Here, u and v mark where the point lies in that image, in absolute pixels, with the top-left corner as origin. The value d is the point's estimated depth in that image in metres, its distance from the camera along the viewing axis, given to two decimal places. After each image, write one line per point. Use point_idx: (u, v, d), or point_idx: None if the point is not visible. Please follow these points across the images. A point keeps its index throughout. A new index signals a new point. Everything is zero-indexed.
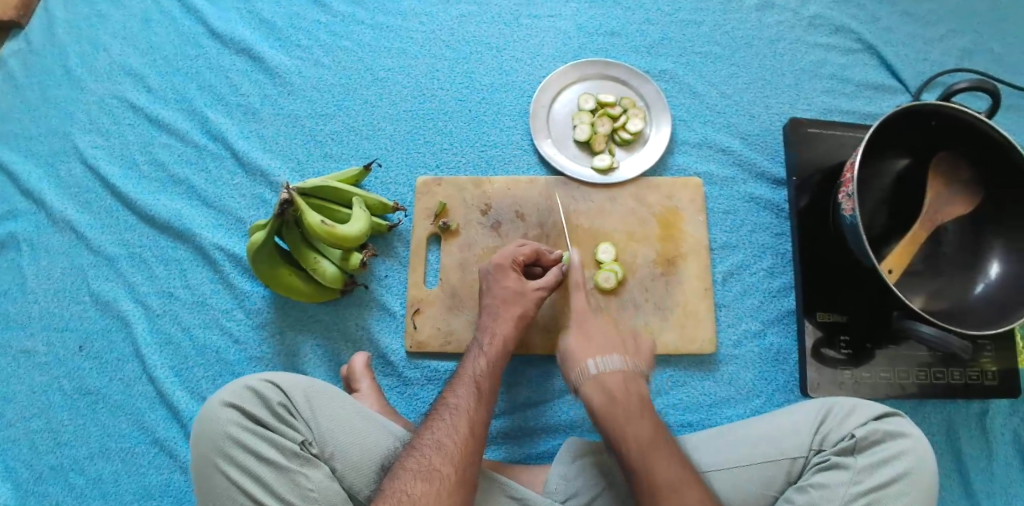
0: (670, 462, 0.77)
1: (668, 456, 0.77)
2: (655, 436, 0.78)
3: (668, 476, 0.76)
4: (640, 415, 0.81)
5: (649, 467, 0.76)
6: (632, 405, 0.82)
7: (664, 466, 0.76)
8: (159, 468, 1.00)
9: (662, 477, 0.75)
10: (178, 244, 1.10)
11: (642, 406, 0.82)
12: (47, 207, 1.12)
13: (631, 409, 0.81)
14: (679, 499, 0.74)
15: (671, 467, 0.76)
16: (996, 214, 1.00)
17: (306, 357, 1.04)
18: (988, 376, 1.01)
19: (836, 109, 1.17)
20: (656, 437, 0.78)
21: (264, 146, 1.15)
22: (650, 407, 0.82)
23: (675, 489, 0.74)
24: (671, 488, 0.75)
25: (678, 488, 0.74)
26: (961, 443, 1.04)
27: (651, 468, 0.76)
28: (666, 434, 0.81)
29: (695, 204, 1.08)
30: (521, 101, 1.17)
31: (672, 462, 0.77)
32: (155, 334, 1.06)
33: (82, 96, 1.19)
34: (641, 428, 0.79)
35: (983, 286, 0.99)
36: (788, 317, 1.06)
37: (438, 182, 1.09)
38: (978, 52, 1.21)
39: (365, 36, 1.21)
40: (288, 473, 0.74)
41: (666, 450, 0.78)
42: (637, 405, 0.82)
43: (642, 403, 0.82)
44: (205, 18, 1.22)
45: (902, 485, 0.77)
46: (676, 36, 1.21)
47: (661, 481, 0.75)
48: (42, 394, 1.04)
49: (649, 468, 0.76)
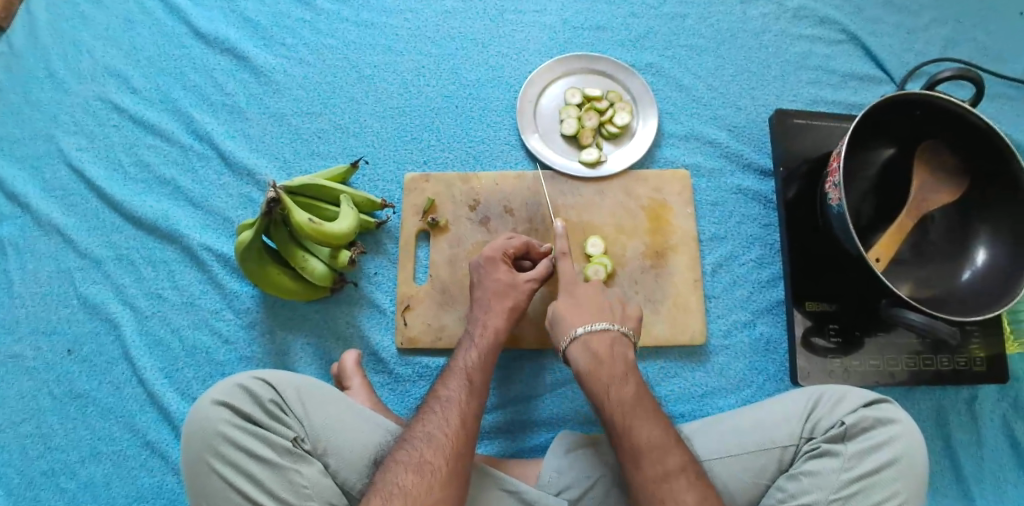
0: (618, 353, 0.85)
1: (616, 342, 0.85)
2: (609, 325, 0.86)
3: (619, 374, 0.82)
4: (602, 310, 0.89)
5: (594, 352, 0.84)
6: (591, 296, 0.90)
7: (631, 398, 0.80)
8: (151, 470, 1.00)
9: (601, 356, 0.84)
10: (165, 245, 1.10)
11: (604, 302, 0.90)
12: (32, 211, 1.11)
13: (593, 302, 0.89)
14: (613, 375, 0.82)
15: (613, 353, 0.84)
16: (981, 201, 1.01)
17: (297, 356, 1.04)
18: (976, 362, 1.02)
19: (822, 100, 1.17)
20: (609, 326, 0.86)
21: (250, 145, 1.15)
22: (616, 306, 0.90)
23: (610, 369, 0.82)
24: (608, 364, 0.83)
25: (615, 367, 0.83)
26: (951, 429, 1.05)
27: (592, 349, 0.84)
28: (625, 324, 0.89)
29: (684, 196, 1.08)
30: (508, 97, 1.17)
31: (616, 346, 0.85)
32: (144, 335, 1.05)
33: (66, 98, 1.18)
34: (596, 316, 0.87)
35: (970, 273, 0.99)
36: (777, 307, 1.06)
37: (427, 178, 1.09)
38: (961, 40, 1.22)
39: (351, 34, 1.20)
40: (281, 470, 0.74)
41: (613, 336, 0.86)
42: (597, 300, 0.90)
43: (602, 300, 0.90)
44: (189, 18, 1.21)
45: (891, 471, 0.78)
46: (661, 30, 1.21)
47: (628, 405, 0.79)
48: (31, 398, 1.03)
49: (589, 348, 0.84)
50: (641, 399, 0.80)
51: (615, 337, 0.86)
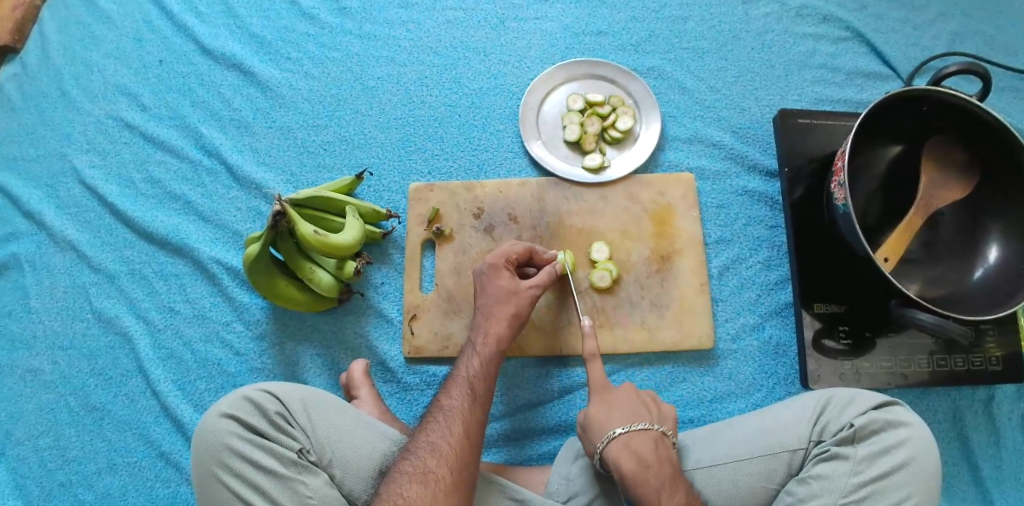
0: (635, 401, 0.86)
1: (659, 442, 0.81)
2: (649, 425, 0.82)
3: (653, 457, 0.79)
4: (639, 407, 0.85)
5: (634, 452, 0.79)
6: (626, 398, 0.86)
7: (649, 446, 0.80)
8: (166, 481, 1.01)
9: (649, 460, 0.79)
10: (177, 259, 1.12)
11: (639, 399, 0.86)
12: (48, 228, 1.14)
13: (630, 403, 0.85)
14: (662, 481, 0.77)
15: (659, 454, 0.80)
16: (994, 198, 0.98)
17: (306, 366, 1.05)
18: (992, 362, 1.00)
19: (827, 99, 1.16)
20: (648, 425, 0.82)
21: (258, 159, 1.16)
22: (652, 403, 0.87)
23: (658, 473, 0.78)
24: (656, 469, 0.78)
25: (663, 472, 0.78)
26: (968, 430, 1.03)
27: (636, 452, 0.79)
28: (664, 423, 0.85)
29: (688, 200, 1.08)
30: (510, 104, 1.17)
31: (659, 446, 0.80)
32: (157, 349, 1.07)
33: (78, 116, 1.21)
34: (634, 415, 0.84)
35: (983, 271, 0.97)
36: (785, 309, 1.05)
37: (431, 187, 1.10)
38: (970, 34, 1.20)
39: (354, 46, 1.22)
40: (287, 481, 0.75)
41: (655, 436, 0.81)
42: (632, 399, 0.86)
43: (638, 396, 0.87)
44: (195, 35, 1.23)
45: (904, 475, 0.78)
46: (662, 33, 1.21)
47: (646, 460, 0.78)
48: (49, 412, 1.06)
49: (632, 450, 0.79)
50: (659, 446, 0.81)
51: (656, 437, 0.82)
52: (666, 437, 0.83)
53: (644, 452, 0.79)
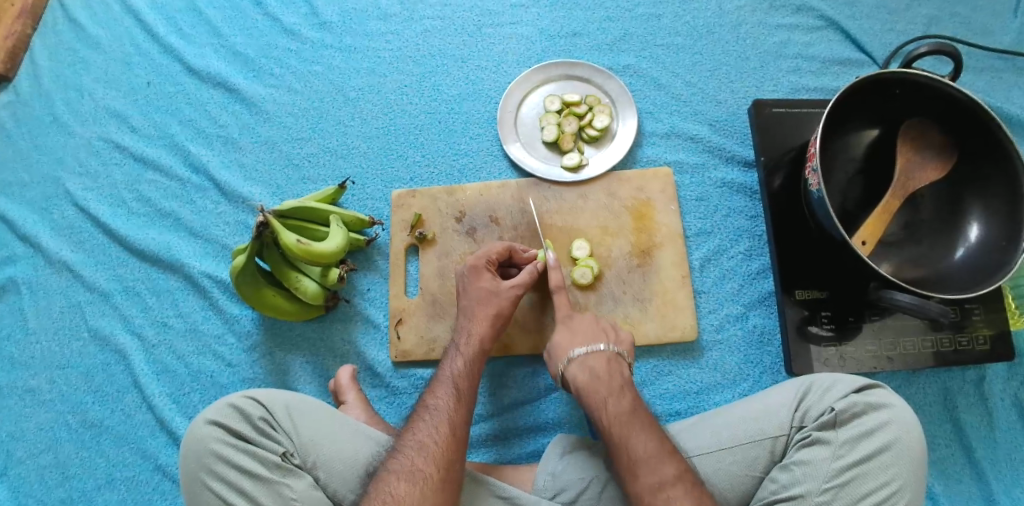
0: (598, 327, 0.91)
1: (612, 361, 0.87)
2: (606, 346, 0.88)
3: (605, 371, 0.85)
4: (599, 331, 0.91)
5: (589, 367, 0.86)
6: (587, 325, 0.92)
7: (602, 363, 0.86)
8: (164, 493, 1.03)
9: (601, 373, 0.85)
10: (168, 275, 1.14)
11: (601, 327, 0.92)
12: (43, 250, 1.17)
13: (590, 329, 0.91)
14: (610, 390, 0.83)
15: (610, 369, 0.86)
16: (973, 176, 0.98)
17: (297, 374, 1.07)
18: (980, 341, 0.99)
19: (803, 88, 1.17)
20: (604, 345, 0.88)
21: (244, 174, 1.19)
22: (612, 328, 0.92)
23: (607, 385, 0.84)
24: (605, 380, 0.84)
25: (612, 383, 0.84)
26: (960, 411, 1.02)
27: (589, 368, 0.86)
28: (621, 345, 0.90)
29: (667, 194, 1.09)
30: (489, 108, 1.19)
31: (612, 364, 0.86)
32: (152, 363, 1.09)
33: (70, 140, 1.24)
34: (593, 338, 0.89)
35: (965, 250, 0.97)
36: (769, 298, 1.06)
37: (413, 194, 1.12)
38: (944, 17, 1.20)
39: (335, 59, 1.24)
40: (271, 484, 0.76)
41: (610, 355, 0.87)
42: (592, 326, 0.91)
43: (599, 321, 0.93)
44: (181, 56, 1.27)
45: (886, 457, 0.78)
46: (637, 31, 1.22)
47: (598, 373, 0.85)
48: (49, 430, 1.08)
49: (586, 365, 0.86)
50: (613, 365, 0.86)
51: (610, 356, 0.87)
52: (621, 357, 0.88)
53: (597, 367, 0.86)
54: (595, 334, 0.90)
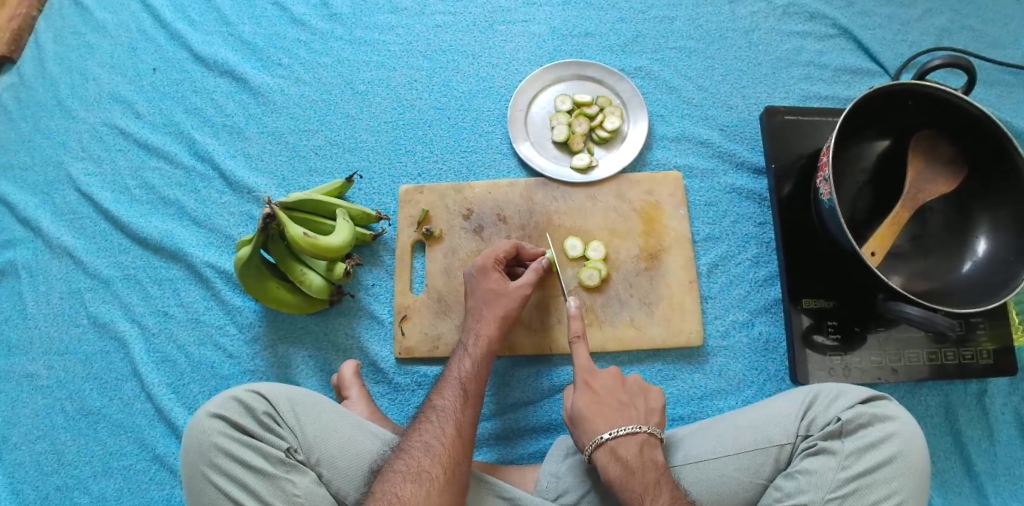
0: (626, 404, 0.85)
1: (644, 445, 0.81)
2: (636, 426, 0.82)
3: (638, 461, 0.80)
4: (625, 404, 0.85)
5: (618, 455, 0.80)
6: (614, 396, 0.86)
7: (634, 450, 0.81)
8: (160, 484, 1.02)
9: (633, 465, 0.79)
10: (171, 264, 1.13)
11: (629, 398, 0.86)
12: (44, 235, 1.15)
13: (617, 403, 0.85)
14: (645, 484, 0.78)
15: (644, 460, 0.80)
16: (982, 190, 0.98)
17: (299, 368, 1.06)
18: (983, 355, 1.00)
19: (815, 96, 1.17)
20: (636, 427, 0.82)
21: (250, 164, 1.18)
22: (640, 397, 0.87)
23: (642, 478, 0.78)
24: (639, 473, 0.79)
25: (646, 476, 0.78)
26: (961, 424, 1.02)
27: (621, 458, 0.80)
28: (651, 421, 0.85)
29: (677, 198, 1.08)
30: (499, 106, 1.18)
31: (645, 450, 0.81)
32: (152, 352, 1.08)
33: (74, 125, 1.23)
34: (621, 417, 0.84)
35: (971, 265, 0.97)
36: (775, 305, 1.05)
37: (421, 190, 1.11)
38: (957, 30, 1.20)
39: (344, 51, 1.23)
40: (275, 480, 0.75)
41: (641, 438, 0.82)
42: (618, 396, 0.86)
43: (625, 392, 0.87)
44: (189, 43, 1.25)
45: (892, 469, 0.78)
46: (650, 34, 1.22)
47: (630, 465, 0.79)
48: (45, 416, 1.07)
49: (616, 454, 0.80)
50: (645, 452, 0.81)
51: (642, 439, 0.82)
52: (653, 437, 0.83)
53: (629, 456, 0.80)
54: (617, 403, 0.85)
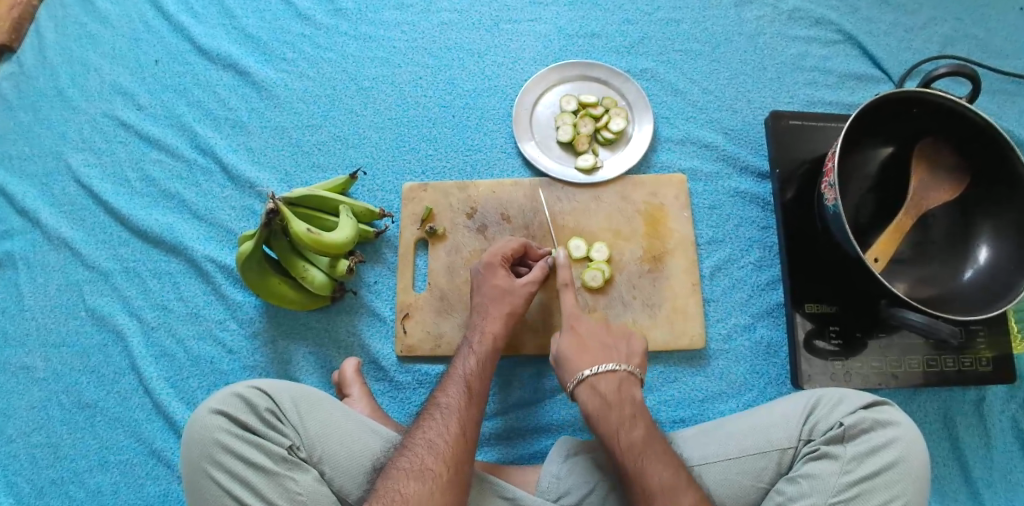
0: (611, 350, 0.87)
1: (623, 381, 0.83)
2: (616, 365, 0.85)
3: (616, 398, 0.82)
4: (608, 345, 0.88)
5: (597, 391, 0.82)
6: (598, 337, 0.89)
7: (613, 386, 0.83)
8: (157, 479, 1.01)
9: (611, 400, 0.81)
10: (171, 258, 1.12)
11: (612, 342, 0.88)
12: (42, 226, 1.14)
13: (601, 344, 0.88)
14: (622, 418, 0.80)
15: (622, 395, 0.82)
16: (985, 198, 0.98)
17: (299, 364, 1.05)
18: (982, 363, 1.00)
19: (819, 101, 1.17)
20: (615, 365, 0.84)
21: (253, 158, 1.17)
22: (622, 341, 0.89)
23: (618, 412, 0.80)
24: (617, 408, 0.81)
25: (622, 411, 0.80)
26: (958, 430, 1.03)
27: (599, 392, 0.82)
28: (632, 362, 0.87)
29: (680, 200, 1.09)
30: (504, 105, 1.18)
31: (623, 387, 0.83)
32: (150, 346, 1.07)
33: (74, 115, 1.22)
34: (602, 356, 0.86)
35: (973, 271, 0.98)
36: (777, 309, 1.06)
37: (424, 187, 1.10)
38: (961, 38, 1.21)
39: (349, 47, 1.22)
40: (277, 477, 0.75)
41: (621, 376, 0.84)
42: (602, 340, 0.88)
43: (608, 335, 0.89)
44: (192, 35, 1.24)
45: (894, 474, 0.78)
46: (656, 35, 1.22)
47: (608, 400, 0.82)
48: (41, 409, 1.06)
49: (596, 390, 0.82)
50: (624, 391, 0.83)
51: (621, 377, 0.84)
52: (632, 375, 0.85)
53: (607, 391, 0.82)
54: (602, 346, 0.87)
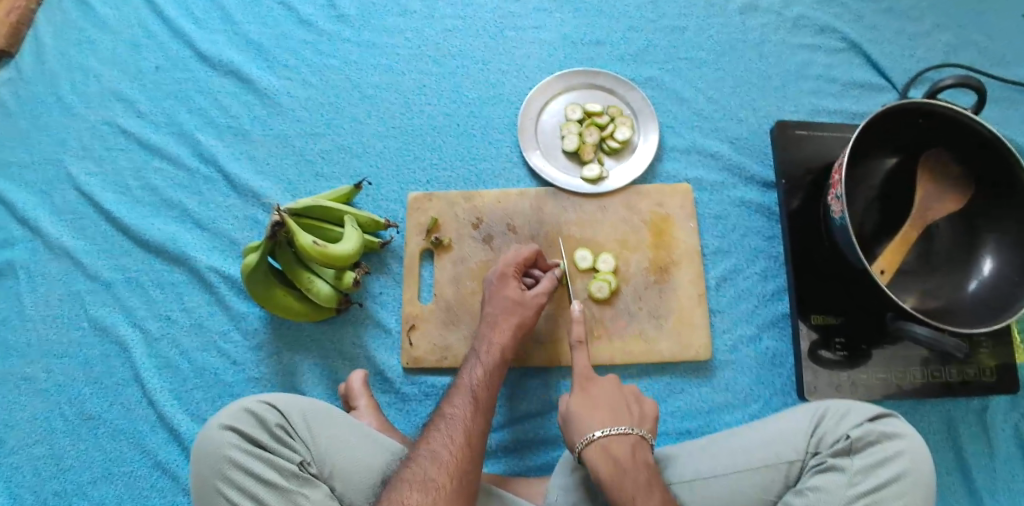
0: (632, 436, 0.81)
1: (636, 445, 0.81)
2: (628, 428, 0.82)
3: (630, 460, 0.79)
4: (619, 407, 0.85)
5: (610, 453, 0.79)
6: (608, 396, 0.86)
7: (626, 450, 0.79)
8: (162, 491, 1.01)
9: (626, 464, 0.78)
10: (173, 268, 1.11)
11: (623, 400, 0.86)
12: (43, 235, 1.13)
13: (612, 401, 0.86)
14: (637, 484, 0.76)
15: (636, 459, 0.79)
16: (989, 210, 0.99)
17: (304, 376, 1.05)
18: (986, 373, 1.01)
19: (824, 110, 1.17)
20: (627, 427, 0.82)
21: (255, 167, 1.16)
22: (634, 402, 0.87)
23: (634, 476, 0.77)
24: (631, 472, 0.77)
25: (639, 472, 0.77)
26: (962, 440, 1.03)
27: (612, 455, 0.79)
28: (644, 425, 0.84)
29: (686, 210, 1.09)
30: (509, 114, 1.18)
31: (637, 449, 0.80)
32: (154, 357, 1.07)
33: (73, 122, 1.20)
34: (615, 419, 0.83)
35: (977, 283, 0.98)
36: (782, 320, 1.06)
37: (430, 197, 1.10)
38: (965, 46, 1.21)
39: (352, 54, 1.22)
40: (287, 494, 0.74)
41: (633, 439, 0.81)
42: (615, 399, 0.86)
43: (621, 396, 0.87)
44: (193, 41, 1.23)
45: (901, 486, 0.77)
46: (661, 43, 1.22)
47: (622, 463, 0.78)
48: (44, 421, 1.05)
49: (609, 452, 0.79)
50: (637, 456, 0.79)
51: (635, 440, 0.81)
52: (644, 440, 0.82)
53: (621, 457, 0.79)
54: (615, 409, 0.84)
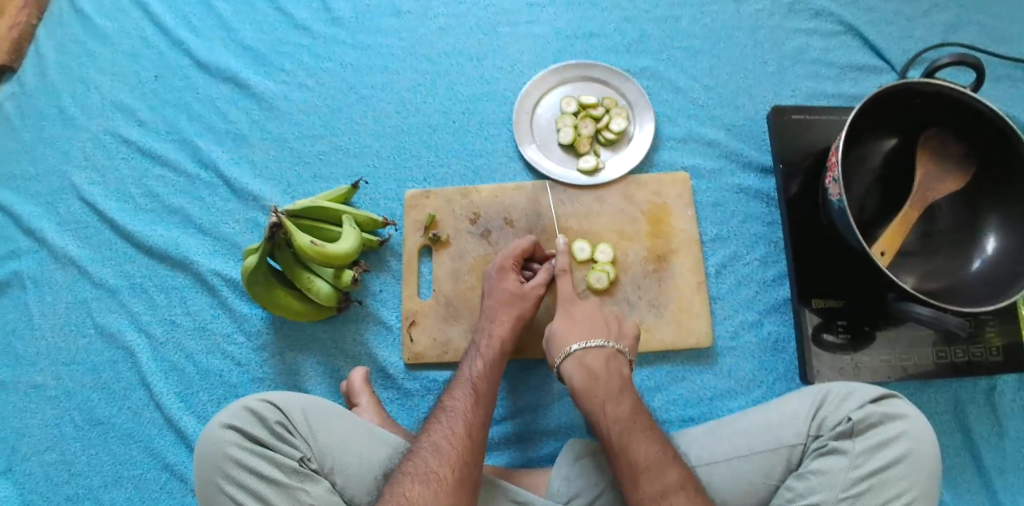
0: (614, 368, 0.86)
1: (611, 358, 0.86)
2: (604, 341, 0.88)
3: (604, 369, 0.85)
4: (599, 324, 0.91)
5: (586, 364, 0.85)
6: (589, 315, 0.92)
7: (600, 360, 0.86)
8: (171, 493, 1.02)
9: (599, 372, 0.85)
10: (176, 272, 1.13)
11: (604, 318, 0.92)
12: (49, 245, 1.15)
13: (591, 320, 0.91)
14: (608, 391, 0.83)
15: (609, 369, 0.85)
16: (992, 188, 0.97)
17: (308, 375, 1.06)
18: (993, 352, 0.99)
19: (821, 94, 1.16)
20: (603, 341, 0.88)
21: (255, 171, 1.17)
22: (614, 322, 0.92)
23: (606, 385, 0.83)
24: (603, 381, 0.84)
25: (610, 382, 0.83)
26: (971, 422, 1.02)
27: (586, 366, 0.85)
28: (622, 341, 0.90)
29: (683, 199, 1.08)
30: (504, 109, 1.18)
31: (611, 362, 0.86)
32: (159, 361, 1.08)
33: (76, 133, 1.22)
34: (593, 332, 0.89)
35: (981, 262, 0.97)
36: (784, 305, 1.05)
37: (427, 194, 1.10)
38: (964, 24, 1.19)
39: (348, 56, 1.22)
40: (289, 490, 0.75)
41: (608, 352, 0.87)
42: (594, 317, 0.92)
43: (601, 314, 0.92)
44: (191, 49, 1.24)
45: (903, 469, 0.77)
46: (655, 33, 1.21)
47: (595, 372, 0.85)
48: (55, 427, 1.07)
49: (583, 363, 0.86)
50: (611, 364, 0.86)
51: (610, 353, 0.87)
52: (621, 353, 0.88)
53: (594, 364, 0.85)
54: (594, 327, 0.90)
